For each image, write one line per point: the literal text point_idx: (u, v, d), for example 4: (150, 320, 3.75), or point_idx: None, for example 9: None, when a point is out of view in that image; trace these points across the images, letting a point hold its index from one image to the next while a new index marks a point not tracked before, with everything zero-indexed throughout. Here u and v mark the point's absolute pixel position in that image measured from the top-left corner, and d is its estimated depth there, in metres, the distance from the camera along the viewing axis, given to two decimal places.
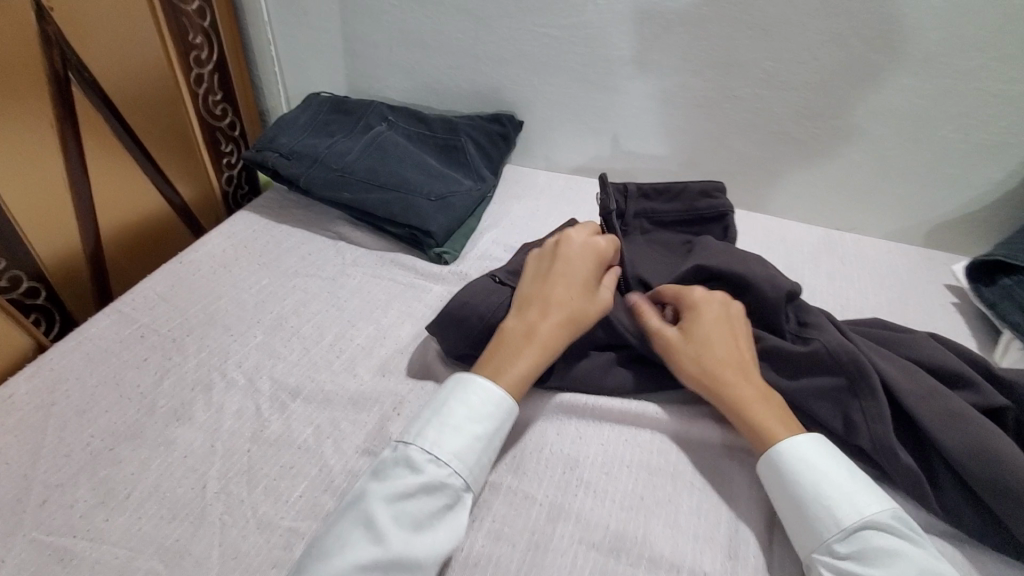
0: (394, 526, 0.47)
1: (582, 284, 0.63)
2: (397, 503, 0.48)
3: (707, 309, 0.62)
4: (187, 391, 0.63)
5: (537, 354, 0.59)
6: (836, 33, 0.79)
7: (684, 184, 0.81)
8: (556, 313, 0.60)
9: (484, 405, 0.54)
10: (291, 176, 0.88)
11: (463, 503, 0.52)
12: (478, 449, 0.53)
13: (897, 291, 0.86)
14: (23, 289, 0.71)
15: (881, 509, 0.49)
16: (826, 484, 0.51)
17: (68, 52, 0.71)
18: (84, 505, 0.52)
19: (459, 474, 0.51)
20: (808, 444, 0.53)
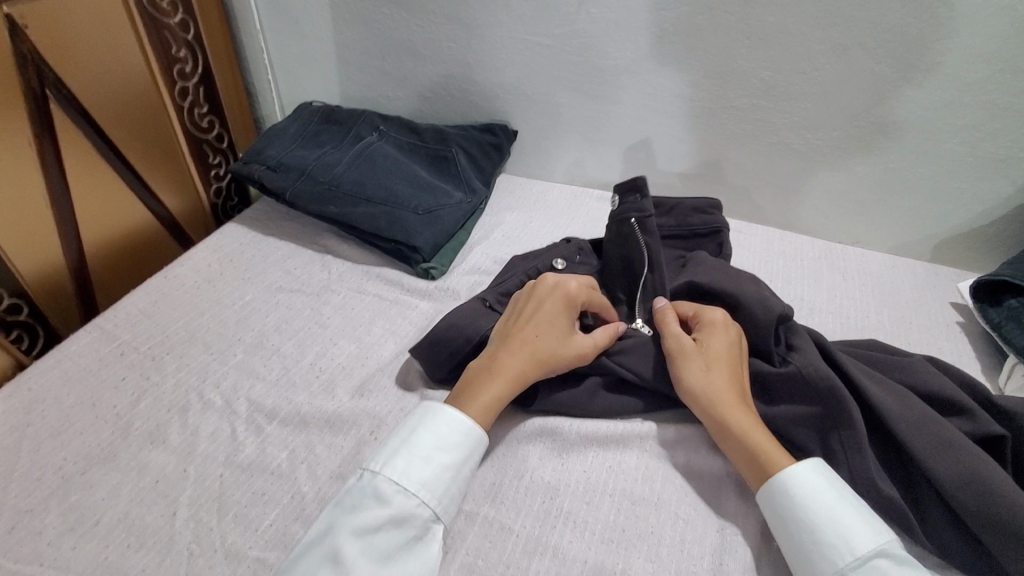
0: (360, 560, 0.46)
1: (552, 324, 0.61)
2: (363, 537, 0.47)
3: (714, 339, 0.59)
4: (163, 413, 0.62)
5: (503, 387, 0.58)
6: (837, 42, 0.77)
7: (679, 200, 0.79)
8: (525, 347, 0.59)
9: (452, 433, 0.54)
10: (278, 189, 0.87)
11: (432, 535, 0.50)
12: (447, 477, 0.52)
13: (900, 309, 0.83)
14: (4, 306, 0.71)
15: (886, 554, 0.46)
16: (825, 526, 0.48)
17: (46, 70, 0.71)
18: (51, 532, 0.52)
19: (428, 504, 0.50)
20: (806, 479, 0.50)
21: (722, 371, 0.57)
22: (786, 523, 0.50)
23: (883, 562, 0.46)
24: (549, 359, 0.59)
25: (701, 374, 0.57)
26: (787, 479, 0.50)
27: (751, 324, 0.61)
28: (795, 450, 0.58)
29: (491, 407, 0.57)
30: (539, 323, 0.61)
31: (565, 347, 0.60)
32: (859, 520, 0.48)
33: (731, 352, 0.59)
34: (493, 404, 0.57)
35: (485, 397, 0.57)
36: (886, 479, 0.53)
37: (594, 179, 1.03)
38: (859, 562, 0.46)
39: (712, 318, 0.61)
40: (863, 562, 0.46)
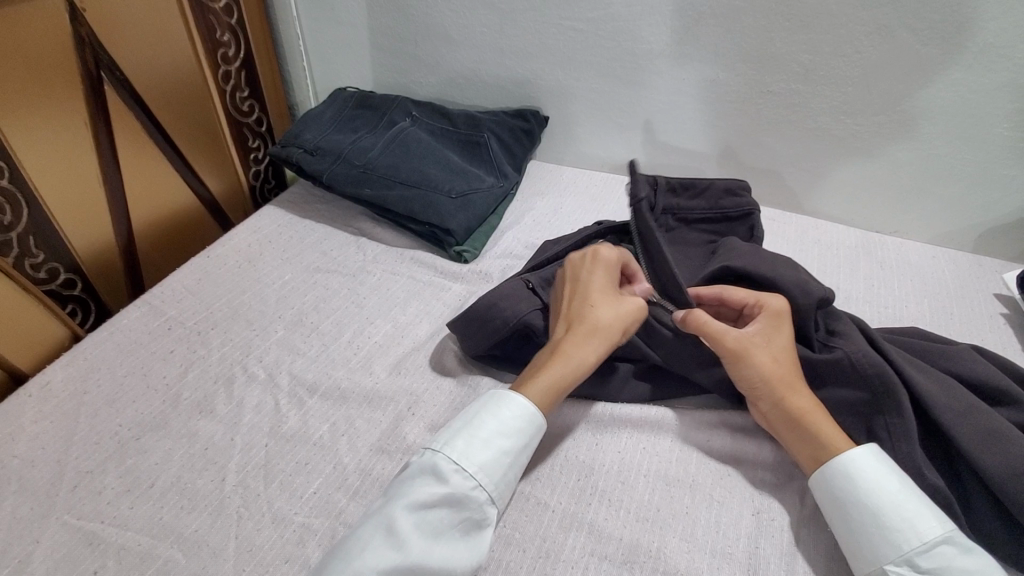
0: (416, 535, 0.47)
1: (602, 298, 0.61)
2: (418, 512, 0.48)
3: (778, 335, 0.58)
4: (210, 384, 0.64)
5: (567, 360, 0.57)
6: (881, 24, 0.74)
7: (712, 181, 0.78)
8: (578, 323, 0.59)
9: (510, 417, 0.54)
10: (315, 172, 0.89)
11: (486, 520, 0.51)
12: (505, 463, 0.52)
13: (941, 299, 0.81)
14: (60, 281, 0.74)
15: (952, 542, 0.46)
16: (889, 511, 0.48)
17: (102, 54, 0.73)
18: (111, 492, 0.54)
19: (484, 487, 0.51)
20: (869, 464, 0.50)
21: (786, 358, 0.56)
22: (846, 506, 0.49)
23: (948, 549, 0.46)
24: (599, 325, 0.59)
25: (769, 363, 0.55)
26: (852, 463, 0.50)
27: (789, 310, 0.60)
28: None
29: (552, 385, 0.56)
30: (588, 296, 0.61)
31: (614, 313, 0.60)
32: (924, 506, 0.48)
33: (789, 344, 0.57)
34: (559, 384, 0.57)
35: (546, 377, 0.57)
36: (931, 470, 0.53)
37: (626, 166, 1.03)
38: (926, 548, 0.46)
39: (774, 311, 0.58)
40: (929, 548, 0.46)
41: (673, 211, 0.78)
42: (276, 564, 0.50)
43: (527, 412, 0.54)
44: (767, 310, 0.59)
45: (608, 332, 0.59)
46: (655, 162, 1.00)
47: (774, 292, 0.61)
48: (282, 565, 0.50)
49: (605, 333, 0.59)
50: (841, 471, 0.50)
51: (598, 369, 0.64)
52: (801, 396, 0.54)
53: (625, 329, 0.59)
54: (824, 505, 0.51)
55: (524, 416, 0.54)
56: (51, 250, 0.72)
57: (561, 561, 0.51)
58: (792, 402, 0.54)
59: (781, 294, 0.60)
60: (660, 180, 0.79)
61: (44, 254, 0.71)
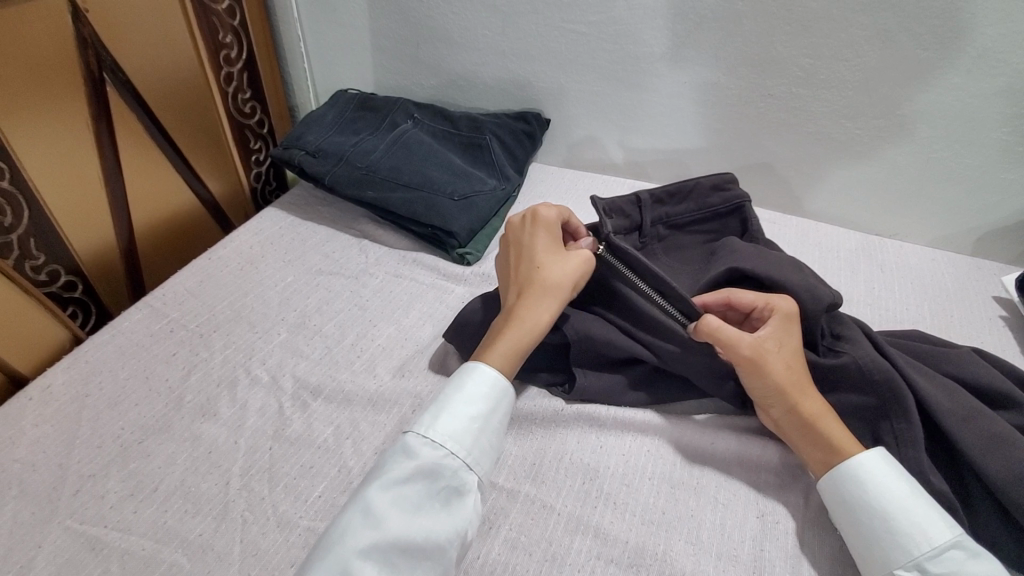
0: (393, 510, 0.47)
1: (547, 261, 0.63)
2: (393, 488, 0.48)
3: (789, 339, 0.57)
4: (213, 387, 0.64)
5: (524, 324, 0.59)
6: (882, 28, 0.75)
7: (695, 181, 0.76)
8: (529, 289, 0.61)
9: (476, 385, 0.55)
10: (317, 174, 0.89)
11: (467, 487, 0.50)
12: (475, 430, 0.52)
13: (941, 302, 0.82)
14: (61, 283, 0.73)
15: (961, 546, 0.46)
16: (899, 516, 0.48)
17: (105, 55, 0.73)
18: (114, 496, 0.54)
19: (456, 454, 0.51)
20: (877, 468, 0.50)
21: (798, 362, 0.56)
22: (856, 511, 0.50)
23: (958, 553, 0.46)
24: (547, 286, 0.61)
25: (785, 372, 0.55)
26: (861, 467, 0.51)
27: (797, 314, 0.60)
28: None
29: (511, 349, 0.58)
30: (533, 261, 0.63)
31: (559, 272, 0.62)
32: (933, 511, 0.48)
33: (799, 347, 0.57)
34: (518, 347, 0.58)
35: (505, 342, 0.58)
36: (935, 474, 0.53)
37: (627, 168, 1.03)
38: (936, 552, 0.46)
39: (785, 314, 0.58)
40: (939, 553, 0.46)
41: (661, 221, 0.76)
42: (281, 569, 0.50)
43: (489, 378, 0.55)
44: (777, 312, 0.58)
45: (558, 291, 0.61)
46: (656, 164, 1.00)
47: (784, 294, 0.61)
48: (287, 570, 0.50)
49: (554, 292, 0.61)
50: (851, 475, 0.51)
51: (601, 373, 0.64)
52: (810, 398, 0.55)
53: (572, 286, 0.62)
54: (835, 509, 0.52)
55: (487, 380, 0.55)
56: (52, 252, 0.72)
57: (567, 565, 0.51)
58: (802, 405, 0.54)
59: (789, 296, 0.60)
60: (643, 195, 0.75)
61: (45, 256, 0.71)
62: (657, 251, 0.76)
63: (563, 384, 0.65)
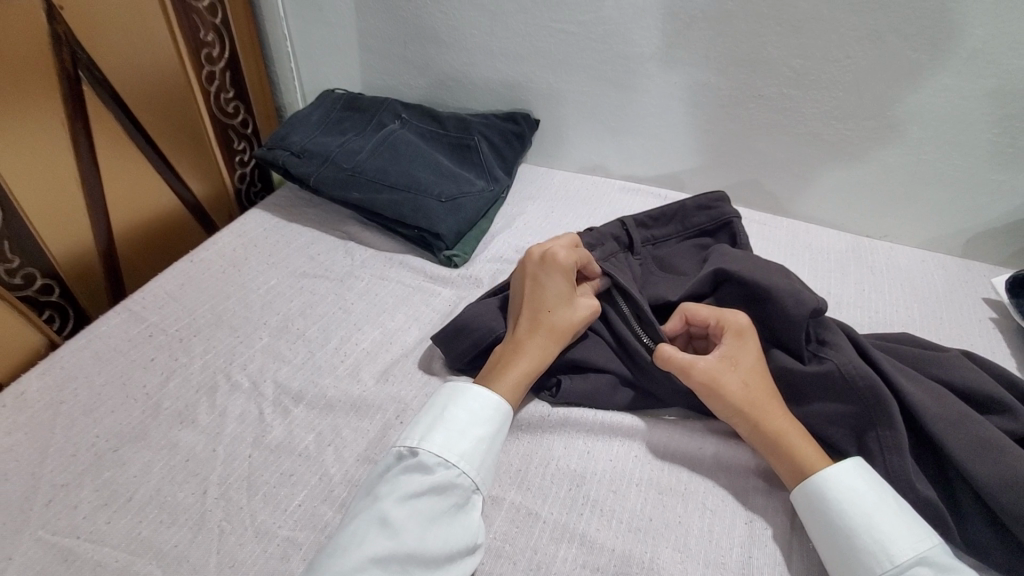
0: (407, 523, 0.47)
1: (557, 298, 0.63)
2: (410, 502, 0.48)
3: (743, 354, 0.58)
4: (192, 394, 0.62)
5: (529, 360, 0.59)
6: (872, 29, 0.75)
7: (679, 203, 0.78)
8: (537, 324, 0.61)
9: (486, 405, 0.54)
10: (302, 176, 0.88)
11: (473, 504, 0.50)
12: (487, 449, 0.52)
13: (931, 304, 0.82)
14: (37, 286, 0.72)
15: (926, 563, 0.45)
16: (862, 532, 0.47)
17: (80, 52, 0.71)
18: (87, 506, 0.52)
19: (468, 473, 0.51)
20: (842, 482, 0.50)
21: (758, 380, 0.57)
22: (823, 526, 0.49)
23: (923, 570, 0.45)
24: (554, 326, 0.61)
25: (740, 390, 0.56)
26: (825, 482, 0.50)
27: (779, 317, 0.60)
28: (828, 448, 0.57)
29: (518, 385, 0.58)
30: (542, 296, 0.63)
31: (575, 314, 0.62)
32: (899, 526, 0.47)
33: (757, 362, 0.58)
34: (522, 384, 0.58)
35: (514, 374, 0.58)
36: (923, 479, 0.52)
37: (617, 169, 1.02)
38: (897, 569, 0.45)
39: (738, 327, 0.59)
40: (902, 570, 0.45)
41: (648, 241, 0.77)
42: None
43: (495, 402, 0.55)
44: (728, 329, 0.59)
45: (569, 333, 0.61)
46: (645, 165, 0.99)
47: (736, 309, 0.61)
48: None
49: (567, 333, 0.61)
50: (814, 490, 0.50)
51: (588, 377, 0.63)
52: (774, 416, 0.55)
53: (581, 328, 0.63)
54: (806, 524, 0.51)
55: (491, 403, 0.54)
56: (28, 256, 0.70)
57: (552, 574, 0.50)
58: (767, 424, 0.54)
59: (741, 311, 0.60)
60: (628, 219, 0.77)
61: (20, 260, 0.69)
62: (652, 268, 0.74)
63: (550, 388, 0.64)
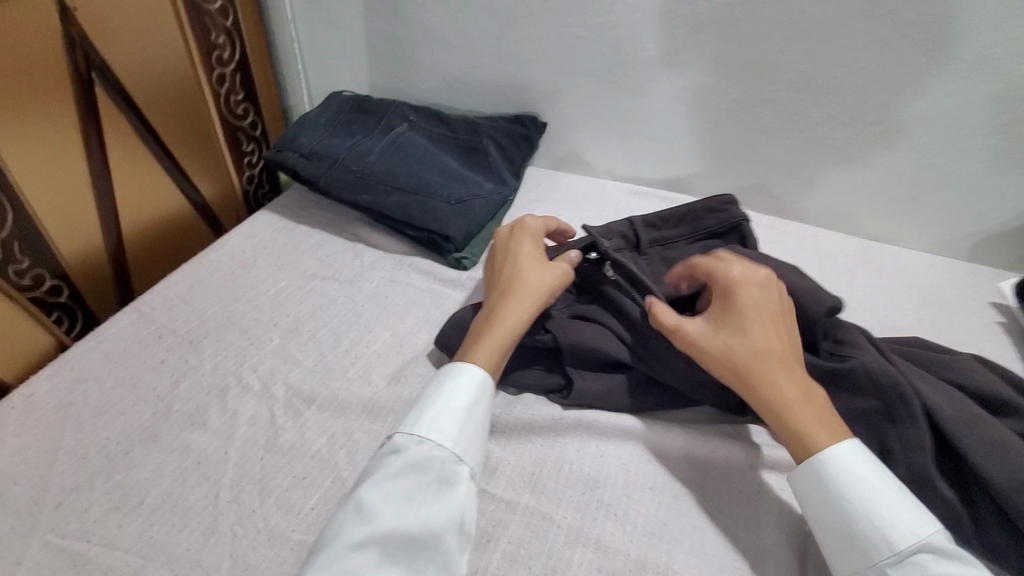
0: (385, 505, 0.46)
1: (529, 264, 0.65)
2: (385, 485, 0.47)
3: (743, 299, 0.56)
4: (202, 396, 0.62)
5: (506, 322, 0.60)
6: (880, 35, 0.75)
7: (690, 206, 0.77)
8: (511, 289, 0.62)
9: (456, 381, 0.54)
10: (312, 177, 0.88)
11: (458, 477, 0.49)
12: (460, 421, 0.51)
13: (939, 308, 0.82)
14: (46, 288, 0.71)
15: (929, 549, 0.44)
16: (861, 518, 0.47)
17: (93, 54, 0.71)
18: (98, 509, 0.52)
19: (444, 446, 0.50)
20: (840, 467, 0.48)
21: (763, 328, 0.54)
22: (824, 517, 0.49)
23: (925, 556, 0.44)
24: (527, 287, 0.62)
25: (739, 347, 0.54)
26: (825, 470, 0.49)
27: (801, 315, 0.60)
28: None
29: (497, 346, 0.58)
30: (515, 265, 0.65)
31: (541, 274, 0.64)
32: (902, 512, 0.46)
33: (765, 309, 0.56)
34: (502, 346, 0.58)
35: (487, 337, 0.58)
36: (940, 480, 0.52)
37: (625, 173, 1.02)
38: (898, 558, 0.45)
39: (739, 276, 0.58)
40: (902, 557, 0.45)
41: (657, 242, 0.76)
42: None
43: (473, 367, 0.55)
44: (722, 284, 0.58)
45: (538, 291, 0.62)
46: (653, 168, 0.99)
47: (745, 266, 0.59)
48: None
49: (536, 292, 0.62)
50: (811, 462, 0.50)
51: (601, 379, 0.63)
52: (773, 373, 0.53)
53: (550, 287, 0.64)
54: (806, 513, 0.50)
55: (469, 370, 0.55)
56: (38, 257, 0.70)
57: None
58: (764, 381, 0.52)
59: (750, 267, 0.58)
60: (636, 220, 0.77)
61: (30, 261, 0.68)
62: (661, 269, 0.73)
63: (561, 390, 0.64)
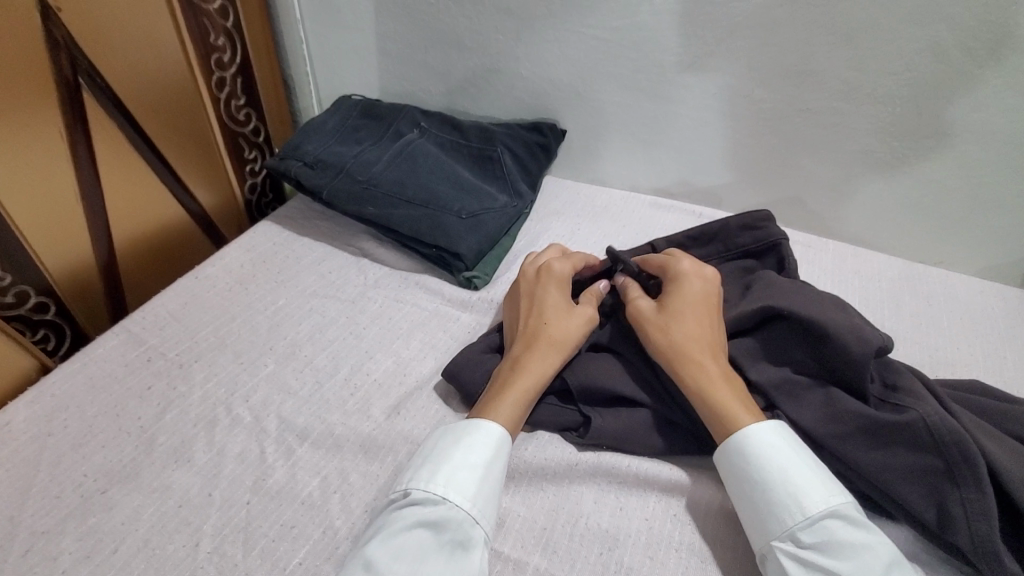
0: (394, 566, 0.42)
1: (553, 309, 0.60)
2: (394, 543, 0.43)
3: (681, 290, 0.59)
4: (189, 428, 0.58)
5: (527, 374, 0.55)
6: (937, 41, 0.67)
7: (723, 221, 0.71)
8: (534, 337, 0.58)
9: (477, 434, 0.50)
10: (315, 188, 0.83)
11: (474, 540, 0.45)
12: (479, 479, 0.48)
13: (997, 341, 0.74)
14: (31, 305, 0.68)
15: (838, 514, 0.45)
16: (776, 486, 0.47)
17: (79, 57, 0.67)
18: (69, 558, 0.48)
19: (460, 504, 0.46)
20: (759, 437, 0.49)
21: (696, 316, 0.57)
22: (741, 483, 0.49)
23: (834, 522, 0.45)
24: (551, 336, 0.58)
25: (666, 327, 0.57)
26: (745, 440, 0.49)
27: (845, 360, 0.53)
28: (899, 510, 0.50)
29: (517, 401, 0.54)
30: (539, 310, 0.61)
31: (578, 327, 0.59)
32: (812, 478, 0.47)
33: (700, 302, 0.58)
34: (523, 401, 0.54)
35: (514, 395, 0.54)
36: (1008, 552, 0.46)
37: (649, 184, 0.96)
38: (809, 522, 0.45)
39: (681, 270, 0.61)
40: (812, 521, 0.45)
41: None
42: None
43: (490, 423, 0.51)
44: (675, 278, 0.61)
45: (572, 349, 0.58)
46: (680, 180, 0.93)
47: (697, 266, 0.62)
48: None
49: (570, 349, 0.58)
50: (731, 443, 0.50)
51: (622, 417, 0.57)
52: (700, 360, 0.54)
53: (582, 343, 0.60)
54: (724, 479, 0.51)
55: (486, 427, 0.51)
56: (21, 273, 0.66)
57: None
58: (686, 366, 0.54)
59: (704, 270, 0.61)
60: (659, 241, 0.72)
61: (12, 278, 0.65)
62: None
63: (577, 429, 0.58)
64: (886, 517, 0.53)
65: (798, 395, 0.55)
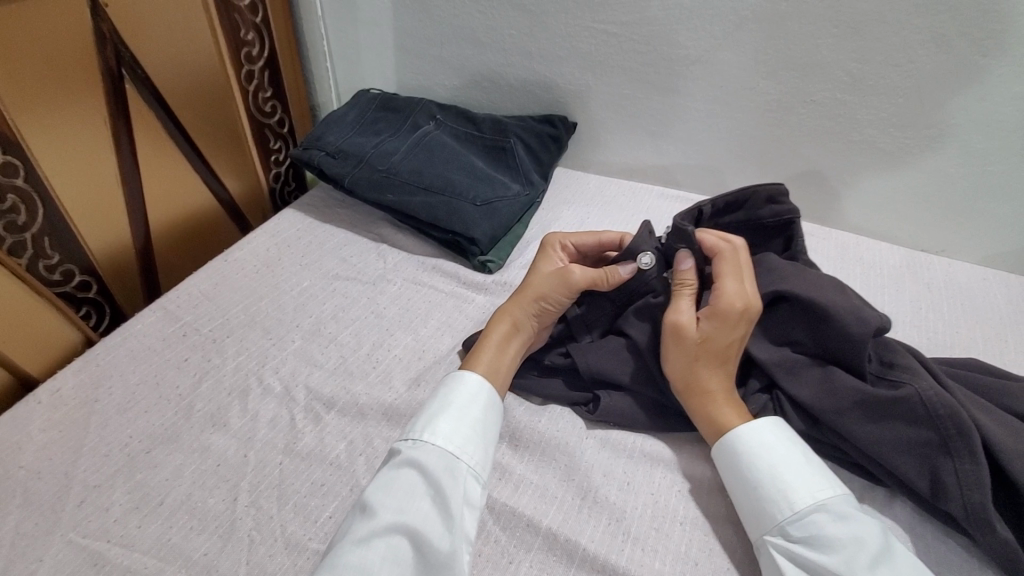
0: (384, 500, 0.47)
1: (531, 278, 0.68)
2: (383, 483, 0.48)
3: (715, 328, 0.57)
4: (224, 396, 0.62)
5: (491, 334, 0.63)
6: (938, 33, 0.69)
7: (752, 189, 0.70)
8: (509, 303, 0.66)
9: (452, 385, 0.56)
10: (336, 176, 0.86)
11: (455, 472, 0.49)
12: (455, 419, 0.53)
13: (994, 325, 0.76)
14: (75, 283, 0.72)
15: (824, 510, 0.48)
16: (766, 483, 0.50)
17: (123, 50, 0.72)
18: (119, 509, 0.52)
19: (436, 441, 0.51)
20: (751, 437, 0.53)
21: (722, 358, 0.57)
22: (734, 479, 0.52)
23: (821, 517, 0.47)
24: (517, 298, 0.65)
25: (683, 362, 0.57)
26: (735, 440, 0.53)
27: (843, 339, 0.55)
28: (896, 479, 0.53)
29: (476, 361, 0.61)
30: (523, 281, 0.68)
31: (544, 283, 0.65)
32: (801, 475, 0.50)
33: (729, 344, 0.57)
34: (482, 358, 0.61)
35: (484, 347, 0.62)
36: (1000, 520, 0.48)
37: (656, 175, 0.99)
38: (797, 516, 0.48)
39: (726, 307, 0.57)
40: (800, 516, 0.48)
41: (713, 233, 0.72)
42: None
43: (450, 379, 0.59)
44: (718, 309, 0.57)
45: (534, 300, 0.64)
46: (686, 172, 0.96)
47: (746, 294, 0.58)
48: None
49: (531, 301, 0.64)
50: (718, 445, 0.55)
51: (627, 397, 0.61)
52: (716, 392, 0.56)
53: (556, 300, 0.64)
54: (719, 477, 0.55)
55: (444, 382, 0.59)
56: (67, 252, 0.71)
57: None
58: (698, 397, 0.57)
59: (749, 298, 0.57)
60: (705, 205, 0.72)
61: (60, 257, 0.70)
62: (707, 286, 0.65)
63: (587, 404, 0.62)
64: (882, 488, 0.56)
65: (799, 373, 0.58)
